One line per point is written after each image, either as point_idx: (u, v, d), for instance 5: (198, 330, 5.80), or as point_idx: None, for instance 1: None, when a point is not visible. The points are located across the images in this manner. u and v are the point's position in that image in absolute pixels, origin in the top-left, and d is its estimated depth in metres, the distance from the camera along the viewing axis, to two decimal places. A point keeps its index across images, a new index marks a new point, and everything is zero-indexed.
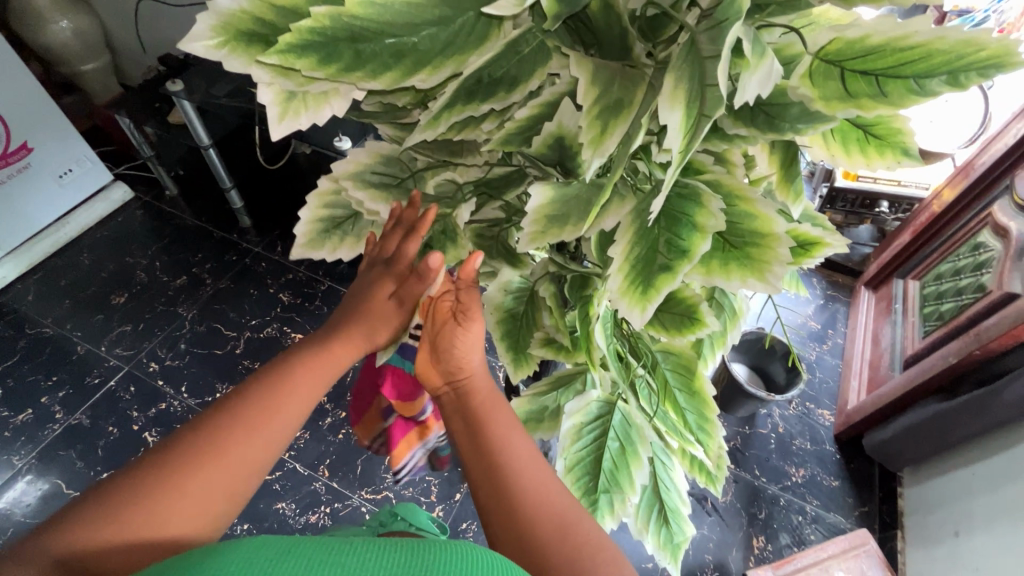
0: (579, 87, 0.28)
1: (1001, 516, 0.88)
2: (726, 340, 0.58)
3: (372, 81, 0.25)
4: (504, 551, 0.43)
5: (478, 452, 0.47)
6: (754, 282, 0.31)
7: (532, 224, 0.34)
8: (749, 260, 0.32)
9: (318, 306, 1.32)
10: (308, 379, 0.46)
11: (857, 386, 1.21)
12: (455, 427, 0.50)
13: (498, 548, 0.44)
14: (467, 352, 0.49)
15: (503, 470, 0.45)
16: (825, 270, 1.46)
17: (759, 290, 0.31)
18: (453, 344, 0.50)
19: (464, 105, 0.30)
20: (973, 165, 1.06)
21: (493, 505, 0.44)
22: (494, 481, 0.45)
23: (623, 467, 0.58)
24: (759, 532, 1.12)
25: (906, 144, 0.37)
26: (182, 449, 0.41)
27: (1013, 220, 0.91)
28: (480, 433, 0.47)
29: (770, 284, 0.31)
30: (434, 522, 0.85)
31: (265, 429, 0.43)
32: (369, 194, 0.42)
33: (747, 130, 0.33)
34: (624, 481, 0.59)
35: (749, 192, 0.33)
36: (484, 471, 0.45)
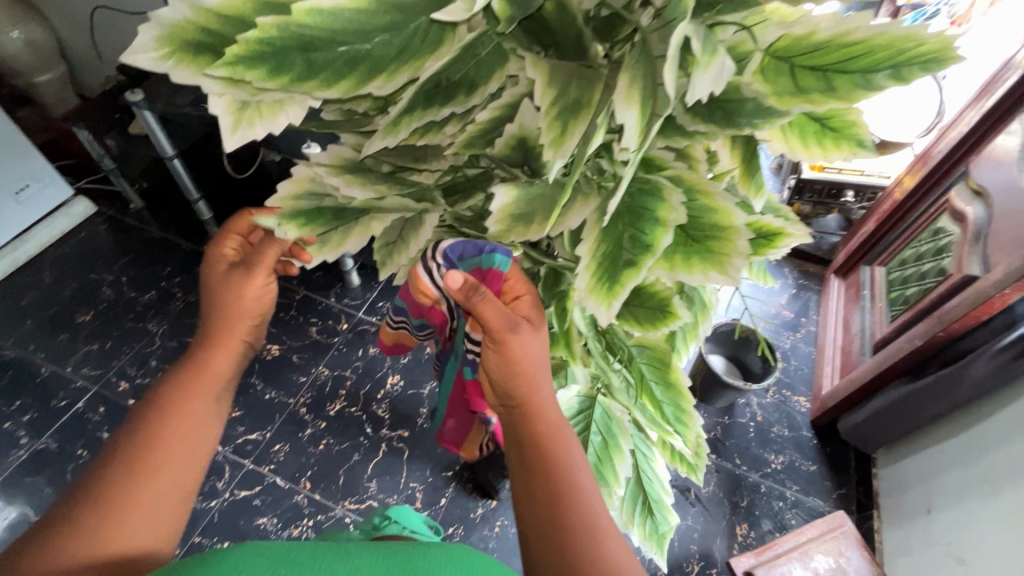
0: (536, 89, 0.28)
1: (971, 492, 0.91)
2: (697, 332, 0.59)
3: (326, 89, 0.25)
4: (539, 539, 0.45)
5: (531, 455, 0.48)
6: (715, 274, 0.32)
7: (495, 223, 0.34)
8: (711, 255, 0.32)
9: (294, 316, 1.30)
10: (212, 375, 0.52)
11: (830, 371, 1.25)
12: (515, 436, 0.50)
13: (533, 537, 0.45)
14: (524, 358, 0.48)
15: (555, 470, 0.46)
16: (797, 260, 1.49)
17: (720, 283, 0.32)
18: (502, 360, 0.48)
19: (424, 110, 0.30)
20: (930, 154, 1.10)
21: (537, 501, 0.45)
22: (549, 488, 0.46)
23: (607, 460, 0.59)
24: (742, 520, 1.14)
25: (860, 136, 0.38)
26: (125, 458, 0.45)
27: (969, 205, 0.94)
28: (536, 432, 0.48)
29: (731, 276, 0.32)
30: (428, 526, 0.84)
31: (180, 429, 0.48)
32: (345, 180, 0.39)
33: (706, 126, 0.34)
34: (608, 475, 0.59)
35: (709, 187, 0.33)
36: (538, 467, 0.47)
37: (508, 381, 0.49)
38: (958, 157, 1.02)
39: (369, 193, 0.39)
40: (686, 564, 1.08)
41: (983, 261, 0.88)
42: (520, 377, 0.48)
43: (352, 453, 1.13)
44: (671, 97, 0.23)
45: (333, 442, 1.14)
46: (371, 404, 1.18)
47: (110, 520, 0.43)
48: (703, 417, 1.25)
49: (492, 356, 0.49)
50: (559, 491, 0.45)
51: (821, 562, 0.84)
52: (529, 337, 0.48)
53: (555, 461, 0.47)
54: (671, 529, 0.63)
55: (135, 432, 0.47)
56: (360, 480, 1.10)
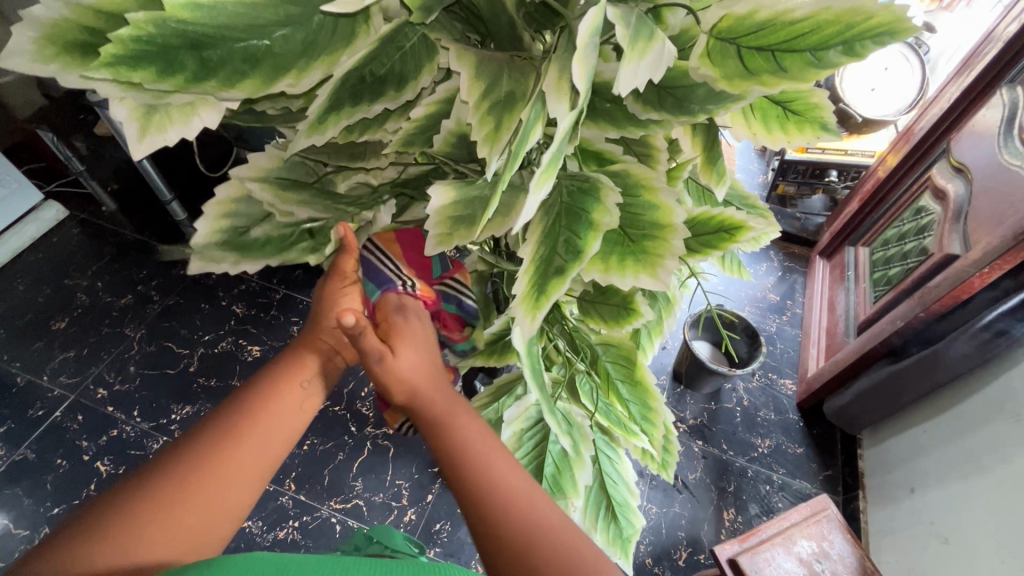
0: (462, 83, 0.27)
1: (954, 470, 0.92)
2: (662, 328, 0.59)
3: (229, 89, 0.24)
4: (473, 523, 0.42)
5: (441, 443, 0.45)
6: (646, 278, 0.31)
7: (435, 227, 0.32)
8: (644, 256, 0.31)
9: (275, 316, 1.29)
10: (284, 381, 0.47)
11: (816, 353, 1.25)
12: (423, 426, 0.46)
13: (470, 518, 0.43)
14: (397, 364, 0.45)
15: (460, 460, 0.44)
16: (781, 243, 1.48)
17: (651, 286, 0.31)
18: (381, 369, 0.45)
19: (353, 108, 0.29)
20: (912, 130, 1.08)
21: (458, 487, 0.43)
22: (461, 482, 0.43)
23: (566, 470, 0.59)
24: (729, 505, 1.14)
25: (824, 119, 0.37)
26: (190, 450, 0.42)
27: (950, 182, 0.93)
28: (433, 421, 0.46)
29: (661, 281, 0.31)
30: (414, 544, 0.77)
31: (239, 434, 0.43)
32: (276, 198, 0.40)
33: (658, 115, 0.32)
34: (566, 484, 0.59)
35: (654, 181, 0.32)
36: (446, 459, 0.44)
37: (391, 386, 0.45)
38: (938, 134, 1.01)
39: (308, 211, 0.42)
40: (674, 550, 1.08)
41: (963, 239, 0.87)
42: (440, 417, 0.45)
43: (337, 452, 1.12)
44: (586, 90, 0.22)
45: (317, 442, 1.12)
46: (354, 403, 1.17)
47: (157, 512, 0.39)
48: (690, 404, 1.24)
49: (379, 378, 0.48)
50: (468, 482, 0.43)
51: (804, 547, 0.83)
52: (406, 353, 0.45)
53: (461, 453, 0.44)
54: (635, 532, 0.63)
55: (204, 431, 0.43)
56: (345, 479, 1.09)
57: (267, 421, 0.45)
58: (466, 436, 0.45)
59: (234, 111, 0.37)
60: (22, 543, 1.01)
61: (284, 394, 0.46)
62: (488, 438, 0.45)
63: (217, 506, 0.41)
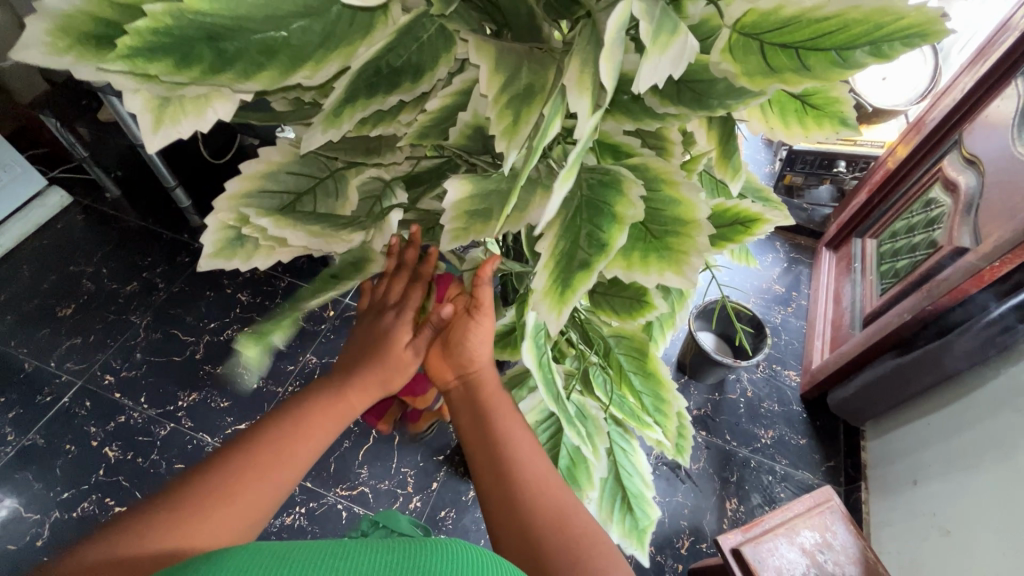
0: (481, 76, 0.26)
1: (956, 463, 0.92)
2: (673, 321, 0.59)
3: (246, 81, 0.24)
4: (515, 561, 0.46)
5: (502, 480, 0.49)
6: (670, 275, 0.31)
7: (451, 221, 0.32)
8: (669, 252, 0.31)
9: (279, 304, 1.29)
10: (323, 410, 0.50)
11: (821, 345, 1.24)
12: (477, 455, 0.51)
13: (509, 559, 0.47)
14: (478, 349, 0.52)
15: (524, 499, 0.48)
16: (788, 234, 1.47)
17: (676, 283, 0.31)
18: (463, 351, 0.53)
19: (367, 100, 0.29)
20: (924, 121, 1.07)
21: (510, 532, 0.47)
22: (517, 527, 0.47)
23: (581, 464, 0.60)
24: (732, 495, 1.14)
25: (843, 113, 0.36)
26: (231, 463, 0.45)
27: (962, 174, 0.92)
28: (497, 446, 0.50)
29: (686, 278, 0.30)
30: (416, 528, 0.79)
31: (286, 454, 0.47)
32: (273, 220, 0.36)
33: (675, 109, 0.32)
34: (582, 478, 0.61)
35: (674, 176, 0.32)
36: (503, 493, 0.48)
37: (464, 364, 0.53)
38: (952, 125, 0.99)
39: (302, 233, 0.37)
40: (676, 539, 1.10)
41: (973, 233, 0.87)
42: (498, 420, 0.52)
43: (343, 440, 1.12)
44: (612, 87, 0.22)
45: None
46: None
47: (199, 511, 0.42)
48: (693, 395, 1.25)
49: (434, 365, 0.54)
50: (528, 528, 0.47)
51: (807, 537, 0.84)
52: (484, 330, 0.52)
53: (523, 495, 0.48)
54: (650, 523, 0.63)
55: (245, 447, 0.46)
56: (352, 466, 1.10)
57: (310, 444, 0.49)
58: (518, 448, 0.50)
59: (246, 106, 0.36)
60: (33, 526, 1.03)
61: (320, 404, 0.51)
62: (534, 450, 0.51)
63: (254, 503, 0.44)
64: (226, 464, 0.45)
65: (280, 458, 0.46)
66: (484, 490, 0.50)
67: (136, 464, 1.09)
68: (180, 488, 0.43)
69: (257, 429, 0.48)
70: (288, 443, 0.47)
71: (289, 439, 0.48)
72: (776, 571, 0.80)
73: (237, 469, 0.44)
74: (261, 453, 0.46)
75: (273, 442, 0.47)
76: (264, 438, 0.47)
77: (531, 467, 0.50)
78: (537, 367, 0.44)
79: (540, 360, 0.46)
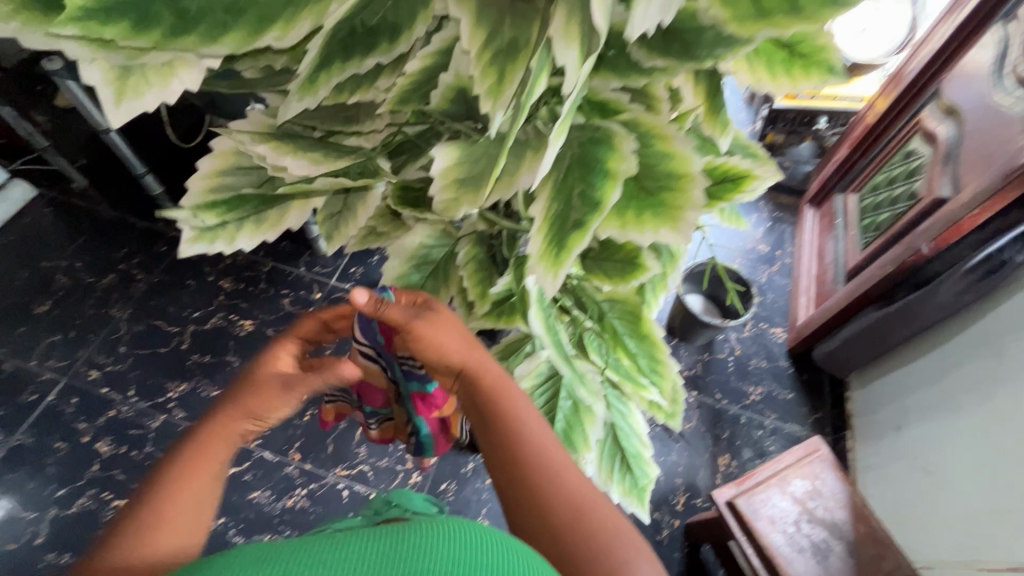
0: (463, 32, 0.25)
1: (938, 407, 0.95)
2: (666, 283, 0.60)
3: (211, 46, 0.23)
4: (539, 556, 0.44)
5: (511, 475, 0.47)
6: (666, 232, 0.30)
7: (441, 189, 0.31)
8: (663, 209, 0.30)
9: (264, 289, 1.27)
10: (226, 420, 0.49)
11: (805, 301, 1.27)
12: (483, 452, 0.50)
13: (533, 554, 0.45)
14: (452, 342, 0.51)
15: (536, 489, 0.46)
16: (771, 193, 1.47)
17: (672, 240, 0.30)
18: (432, 344, 0.51)
19: (343, 63, 0.27)
20: (903, 73, 1.06)
21: (530, 526, 0.45)
22: (534, 520, 0.45)
23: (578, 425, 0.61)
24: (724, 450, 1.18)
25: (830, 61, 0.36)
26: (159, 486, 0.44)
27: (941, 124, 0.93)
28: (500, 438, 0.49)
29: (682, 234, 0.30)
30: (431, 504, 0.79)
31: (201, 471, 0.46)
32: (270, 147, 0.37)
33: (664, 62, 0.31)
34: (578, 439, 0.61)
35: (664, 131, 0.31)
36: (514, 489, 0.47)
37: (445, 361, 0.52)
38: (930, 75, 0.98)
39: (303, 162, 0.37)
40: (673, 496, 1.13)
41: (952, 181, 0.89)
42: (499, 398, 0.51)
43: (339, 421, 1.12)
44: (606, 30, 0.21)
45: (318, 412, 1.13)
46: None
47: (145, 538, 0.42)
48: (683, 356, 1.26)
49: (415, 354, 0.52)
50: (545, 519, 0.44)
51: (798, 486, 0.86)
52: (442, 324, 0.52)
53: (535, 485, 0.46)
54: (648, 481, 0.65)
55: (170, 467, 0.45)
56: (349, 446, 1.10)
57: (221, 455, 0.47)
58: (525, 422, 0.49)
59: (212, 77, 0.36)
60: (30, 525, 1.02)
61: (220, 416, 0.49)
62: (539, 425, 0.50)
63: (190, 521, 0.44)
64: (154, 488, 0.44)
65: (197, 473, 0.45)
66: (500, 488, 0.48)
67: (131, 457, 1.09)
68: (126, 515, 0.43)
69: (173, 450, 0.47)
70: (200, 456, 0.46)
71: (197, 455, 0.46)
72: (769, 520, 0.83)
73: (164, 492, 0.44)
74: (181, 469, 0.45)
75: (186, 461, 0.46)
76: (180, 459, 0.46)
77: (541, 452, 0.48)
78: (545, 330, 0.48)
79: (546, 322, 0.49)
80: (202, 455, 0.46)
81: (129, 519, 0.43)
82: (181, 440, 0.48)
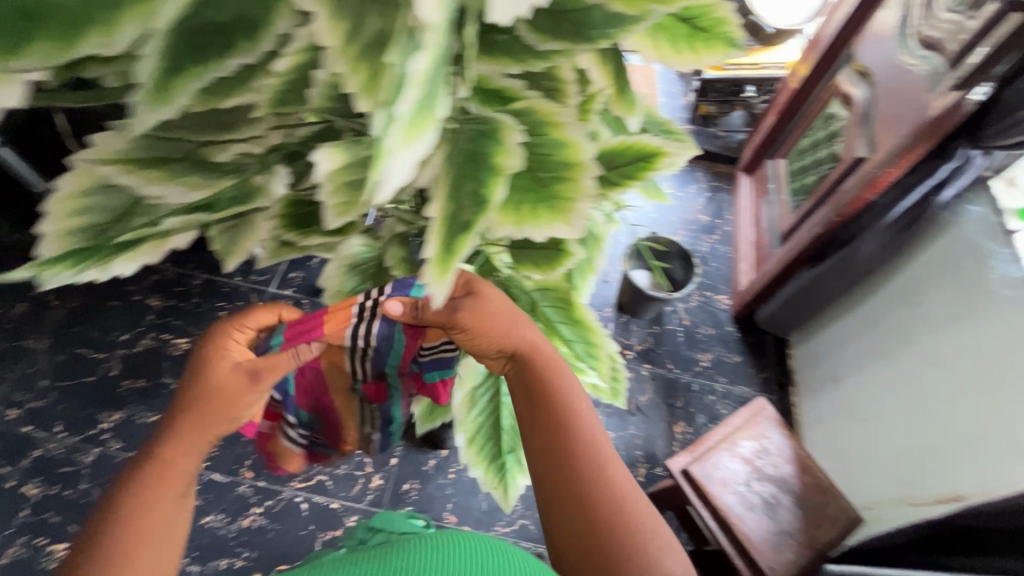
0: (320, 27, 0.23)
1: (870, 357, 1.01)
2: (593, 266, 0.59)
3: (20, 58, 0.20)
4: (573, 535, 0.51)
5: (560, 464, 0.51)
6: (561, 227, 0.29)
7: (333, 196, 0.30)
8: (555, 201, 0.30)
9: (198, 303, 1.20)
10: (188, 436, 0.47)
11: (746, 266, 1.31)
12: (530, 436, 0.53)
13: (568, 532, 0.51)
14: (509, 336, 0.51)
15: (582, 483, 0.50)
16: (708, 162, 1.50)
17: (567, 234, 0.30)
18: (483, 336, 0.50)
19: (198, 67, 0.24)
20: (820, 38, 1.08)
21: (572, 510, 0.50)
22: (577, 507, 0.50)
23: None
24: (679, 419, 1.21)
25: (731, 34, 0.36)
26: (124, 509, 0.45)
27: (856, 87, 0.97)
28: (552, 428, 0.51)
29: (575, 227, 0.29)
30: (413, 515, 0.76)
31: (165, 494, 0.46)
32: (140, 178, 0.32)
33: (558, 45, 0.30)
34: None
35: (558, 116, 0.30)
36: (561, 478, 0.51)
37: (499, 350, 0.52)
38: (843, 40, 1.02)
39: (178, 188, 0.33)
40: (634, 468, 1.15)
41: (869, 141, 0.91)
42: (550, 380, 0.53)
43: None
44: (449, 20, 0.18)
45: None
46: None
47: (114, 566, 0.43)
48: (635, 331, 1.28)
49: (466, 341, 0.51)
50: (590, 509, 0.50)
51: (746, 447, 0.90)
52: (494, 321, 0.50)
53: (585, 478, 0.50)
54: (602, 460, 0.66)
55: (134, 488, 0.46)
56: None
57: (186, 473, 0.48)
58: (577, 418, 0.52)
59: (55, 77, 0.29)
60: None
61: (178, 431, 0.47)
62: (592, 417, 0.53)
63: (158, 543, 0.46)
64: (120, 512, 0.45)
65: (160, 498, 0.46)
66: (541, 469, 0.52)
67: (64, 497, 1.01)
68: (94, 535, 0.44)
69: (138, 466, 0.47)
70: (163, 479, 0.46)
71: (160, 477, 0.46)
72: (722, 483, 0.86)
73: (135, 518, 0.45)
74: (145, 491, 0.46)
75: (151, 483, 0.46)
76: (142, 481, 0.46)
77: (591, 447, 0.51)
78: None
79: None
80: (165, 477, 0.46)
81: (97, 544, 0.44)
82: (145, 453, 0.48)
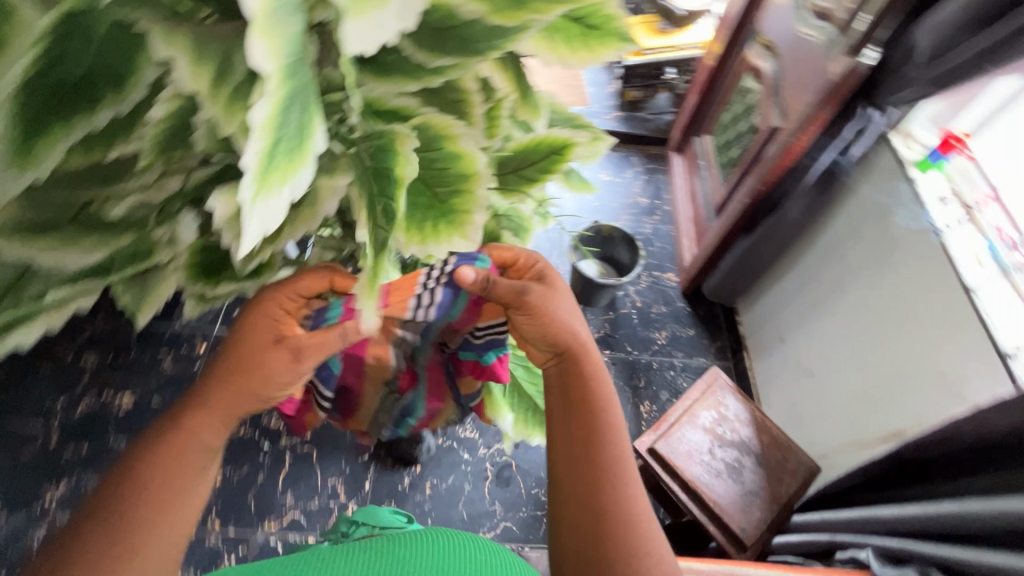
0: (182, 74, 0.22)
1: (808, 313, 1.06)
2: None
3: None
4: (573, 540, 0.48)
5: (583, 460, 0.49)
6: (459, 240, 0.32)
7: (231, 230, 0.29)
8: (453, 215, 0.32)
9: (138, 355, 1.14)
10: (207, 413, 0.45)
11: (687, 241, 1.35)
12: (557, 430, 0.52)
13: (570, 535, 0.49)
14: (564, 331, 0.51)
15: (603, 491, 0.48)
16: (640, 146, 1.54)
17: (466, 246, 0.32)
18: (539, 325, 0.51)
19: (63, 126, 0.23)
20: (727, 16, 1.13)
21: (582, 510, 0.48)
22: (586, 511, 0.48)
23: None
24: (644, 398, 1.24)
25: (621, 29, 0.36)
26: (127, 492, 0.42)
27: (763, 60, 1.02)
28: (582, 425, 0.50)
29: (472, 239, 0.32)
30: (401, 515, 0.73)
31: (180, 481, 0.44)
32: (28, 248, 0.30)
33: (446, 60, 0.30)
34: None
35: (454, 127, 0.30)
36: (580, 477, 0.49)
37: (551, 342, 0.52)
38: (747, 17, 1.07)
39: (72, 252, 0.31)
40: None
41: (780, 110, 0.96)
42: (588, 385, 0.52)
43: (256, 475, 1.05)
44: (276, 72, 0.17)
45: (231, 471, 1.04)
46: (260, 418, 1.09)
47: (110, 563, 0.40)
48: (591, 319, 1.30)
49: (525, 325, 0.52)
50: (603, 514, 0.47)
51: (705, 417, 0.93)
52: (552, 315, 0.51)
53: (608, 483, 0.48)
54: None
55: (141, 469, 0.43)
56: (274, 496, 1.04)
57: (200, 458, 0.45)
58: (614, 426, 0.51)
59: None
60: None
61: (200, 411, 0.45)
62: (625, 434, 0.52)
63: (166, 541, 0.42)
64: (125, 494, 0.42)
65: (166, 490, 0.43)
66: (558, 460, 0.51)
67: None
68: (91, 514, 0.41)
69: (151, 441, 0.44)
70: (168, 465, 0.43)
71: (173, 460, 0.43)
72: (687, 455, 0.89)
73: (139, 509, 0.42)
74: (162, 473, 0.43)
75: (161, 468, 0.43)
76: (150, 462, 0.43)
77: (619, 456, 0.50)
78: None
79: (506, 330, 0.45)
80: (177, 466, 0.44)
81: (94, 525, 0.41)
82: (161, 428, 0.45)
